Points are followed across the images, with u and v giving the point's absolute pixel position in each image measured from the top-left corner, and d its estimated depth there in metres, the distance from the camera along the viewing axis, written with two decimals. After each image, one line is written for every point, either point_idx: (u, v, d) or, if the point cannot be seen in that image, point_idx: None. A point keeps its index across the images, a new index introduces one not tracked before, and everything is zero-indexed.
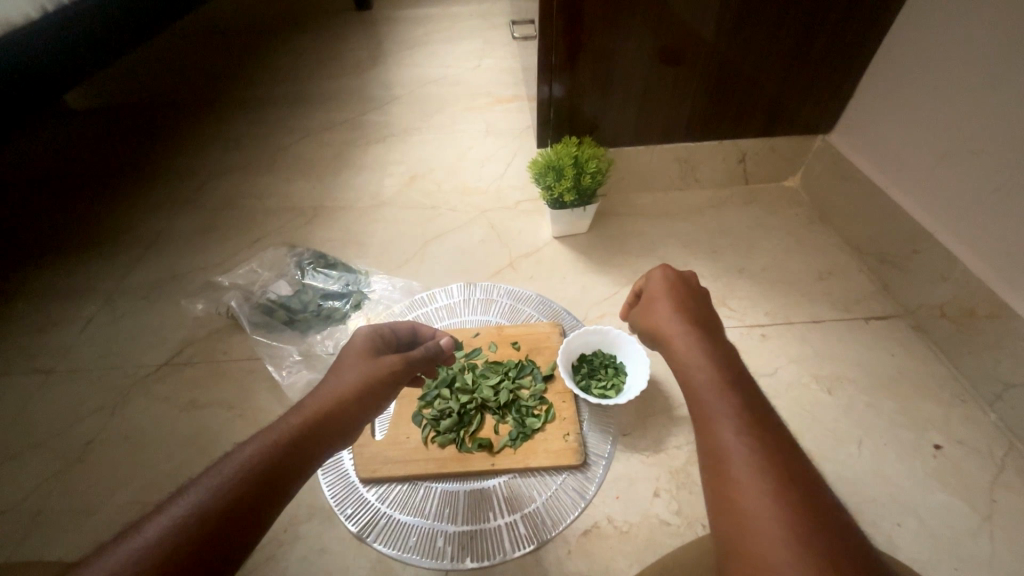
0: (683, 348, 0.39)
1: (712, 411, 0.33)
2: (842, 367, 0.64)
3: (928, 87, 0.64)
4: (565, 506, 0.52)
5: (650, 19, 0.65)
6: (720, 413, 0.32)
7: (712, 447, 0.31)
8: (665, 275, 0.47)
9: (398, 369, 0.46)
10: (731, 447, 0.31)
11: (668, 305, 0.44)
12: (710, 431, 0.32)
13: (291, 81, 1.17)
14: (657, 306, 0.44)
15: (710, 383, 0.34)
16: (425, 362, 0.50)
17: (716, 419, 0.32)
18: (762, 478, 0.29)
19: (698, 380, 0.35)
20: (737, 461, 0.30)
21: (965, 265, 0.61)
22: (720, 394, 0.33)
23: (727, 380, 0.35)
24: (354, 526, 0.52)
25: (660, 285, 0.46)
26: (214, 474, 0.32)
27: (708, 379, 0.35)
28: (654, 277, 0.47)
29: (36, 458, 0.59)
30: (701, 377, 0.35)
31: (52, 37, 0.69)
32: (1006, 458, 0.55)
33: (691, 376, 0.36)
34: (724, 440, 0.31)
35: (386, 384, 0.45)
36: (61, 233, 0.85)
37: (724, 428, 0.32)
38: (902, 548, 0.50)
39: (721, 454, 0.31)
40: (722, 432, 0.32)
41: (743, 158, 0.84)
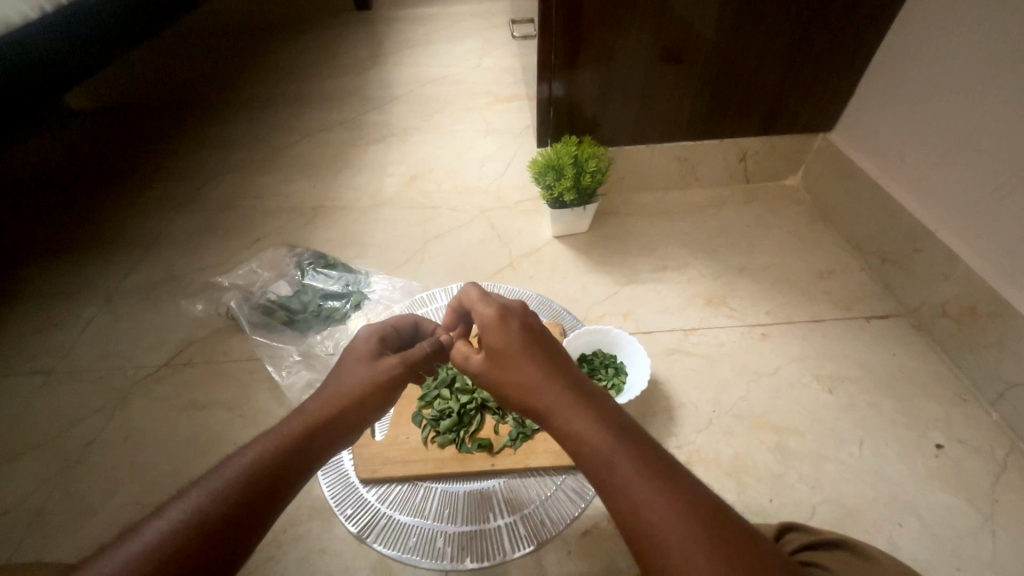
0: (561, 414, 0.33)
1: (623, 488, 0.29)
2: (842, 366, 0.63)
3: (929, 85, 0.63)
4: (565, 506, 0.52)
5: (650, 17, 0.64)
6: (632, 487, 0.29)
7: (640, 535, 0.28)
8: (501, 314, 0.39)
9: (400, 369, 0.44)
10: (660, 525, 0.28)
11: (511, 351, 0.37)
12: (631, 513, 0.29)
13: (291, 81, 1.17)
14: (502, 357, 0.37)
15: (607, 454, 0.30)
16: (433, 355, 0.48)
17: (630, 496, 0.29)
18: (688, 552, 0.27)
19: (594, 454, 0.31)
20: (669, 545, 0.27)
21: (967, 264, 0.61)
22: (614, 462, 0.30)
23: (620, 442, 0.31)
24: (354, 527, 0.52)
25: (495, 328, 0.39)
26: (214, 478, 0.32)
27: (603, 450, 0.30)
28: (488, 321, 0.39)
29: (36, 458, 0.59)
30: (594, 448, 0.31)
31: (52, 37, 0.69)
32: (1008, 458, 0.55)
33: (582, 450, 0.31)
34: (649, 520, 0.28)
35: (389, 385, 0.44)
36: (61, 233, 0.86)
37: (640, 503, 0.28)
38: (904, 549, 0.49)
39: (652, 540, 0.28)
40: (643, 511, 0.28)
41: (744, 156, 0.83)
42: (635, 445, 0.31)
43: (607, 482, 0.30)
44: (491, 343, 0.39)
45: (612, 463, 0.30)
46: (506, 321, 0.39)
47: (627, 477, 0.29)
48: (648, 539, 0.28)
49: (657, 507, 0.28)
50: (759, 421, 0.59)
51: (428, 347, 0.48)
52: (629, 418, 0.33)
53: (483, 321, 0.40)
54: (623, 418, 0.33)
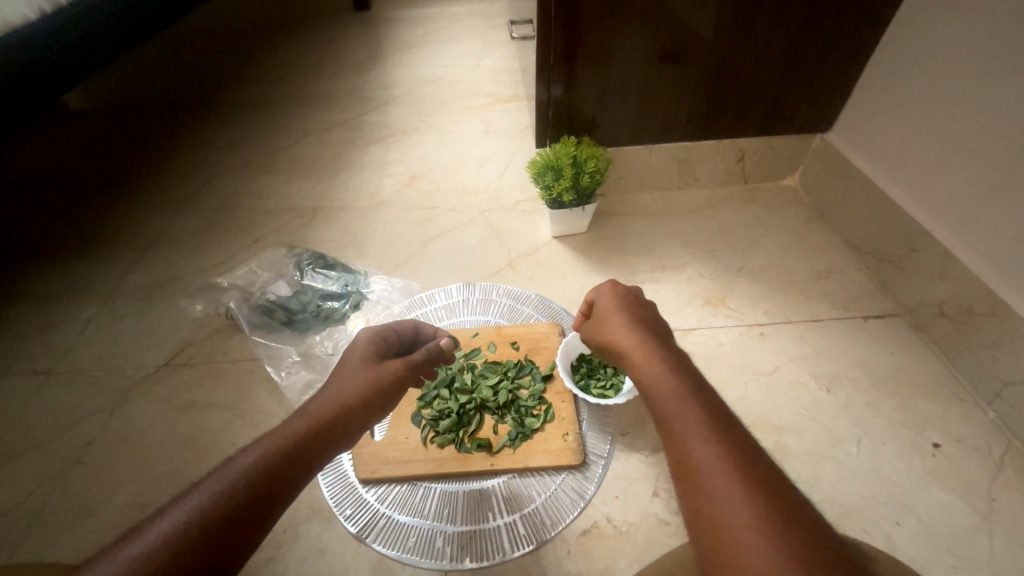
0: (643, 360, 0.37)
1: (681, 425, 0.32)
2: (840, 365, 0.64)
3: (928, 85, 0.64)
4: (564, 505, 0.52)
5: (648, 19, 0.65)
6: (689, 425, 0.32)
7: (685, 465, 0.31)
8: (613, 286, 0.47)
9: (402, 373, 0.46)
10: (705, 460, 0.30)
11: (618, 314, 0.43)
12: (682, 446, 0.31)
13: (290, 81, 1.17)
14: (608, 317, 0.43)
15: (675, 395, 0.34)
16: (430, 363, 0.49)
17: (684, 432, 0.32)
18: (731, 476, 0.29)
19: (665, 393, 0.34)
20: (711, 476, 0.29)
21: (964, 264, 0.61)
22: (680, 396, 0.34)
23: (692, 391, 0.34)
24: (353, 527, 0.52)
25: (611, 297, 0.45)
26: (216, 478, 0.32)
27: (673, 392, 0.34)
28: (602, 290, 0.47)
29: (35, 459, 0.59)
30: (665, 389, 0.34)
31: (51, 37, 0.69)
32: (1005, 456, 0.55)
33: (654, 390, 0.35)
34: (696, 455, 0.30)
35: (391, 391, 0.44)
36: (60, 234, 0.86)
37: (693, 439, 0.31)
38: (901, 548, 0.50)
39: (696, 469, 0.30)
40: (693, 445, 0.31)
41: (742, 157, 0.84)
42: (706, 398, 0.34)
43: (666, 417, 0.33)
44: (604, 307, 0.45)
45: (678, 403, 0.33)
46: (618, 292, 0.46)
47: (687, 416, 0.32)
48: (692, 469, 0.30)
49: (708, 445, 0.31)
50: (758, 420, 0.59)
51: (428, 354, 0.49)
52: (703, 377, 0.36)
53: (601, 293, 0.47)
54: (700, 377, 0.36)
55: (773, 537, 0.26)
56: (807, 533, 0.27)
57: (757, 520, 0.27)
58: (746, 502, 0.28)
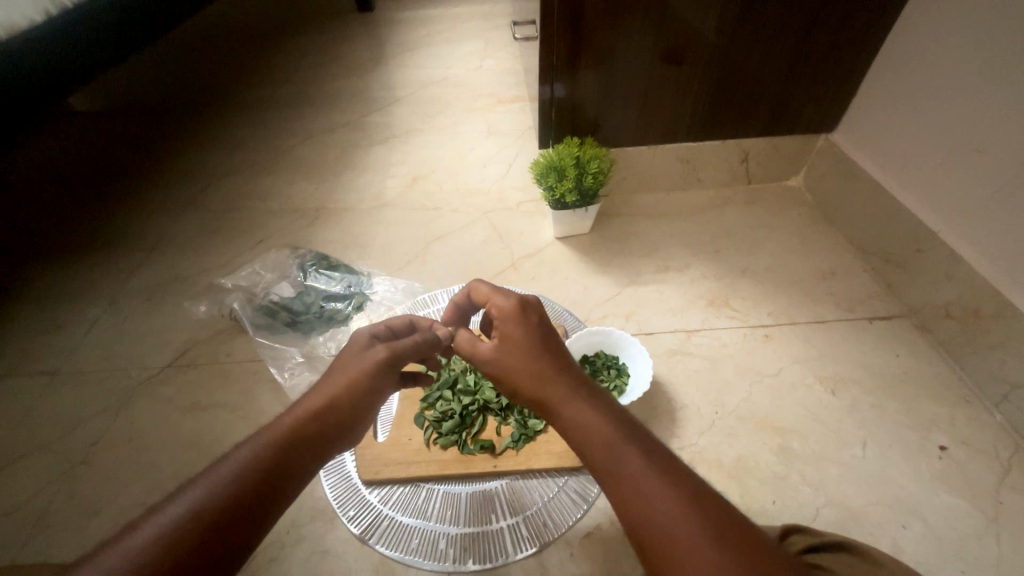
0: (571, 408, 0.33)
1: (631, 484, 0.29)
2: (845, 367, 0.63)
3: (934, 84, 0.63)
4: (567, 507, 0.52)
5: (651, 19, 0.64)
6: (635, 477, 0.29)
7: (645, 531, 0.28)
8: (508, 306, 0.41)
9: (388, 358, 0.43)
10: (660, 520, 0.28)
11: (523, 345, 0.38)
12: (635, 509, 0.28)
13: (293, 82, 1.18)
14: (512, 349, 0.38)
15: (611, 448, 0.31)
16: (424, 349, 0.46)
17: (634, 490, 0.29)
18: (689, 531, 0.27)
19: (601, 448, 0.31)
20: (674, 542, 0.27)
21: (971, 266, 0.60)
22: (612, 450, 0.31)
23: (627, 438, 0.31)
24: (356, 528, 0.52)
25: (513, 325, 0.39)
26: (211, 476, 0.32)
27: (608, 446, 0.31)
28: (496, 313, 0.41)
29: (40, 459, 0.59)
30: (602, 444, 0.31)
31: (56, 40, 0.69)
32: (1012, 459, 0.55)
33: (586, 445, 0.32)
34: (650, 515, 0.28)
35: (375, 378, 0.42)
36: (64, 235, 0.86)
37: (646, 498, 0.28)
38: (907, 550, 0.49)
39: (654, 530, 0.28)
40: (647, 506, 0.28)
41: (746, 157, 0.83)
42: (644, 444, 0.31)
43: (610, 474, 0.30)
44: (505, 336, 0.39)
45: (615, 457, 0.30)
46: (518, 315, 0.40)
47: (632, 474, 0.29)
48: (651, 530, 0.28)
49: (661, 501, 0.28)
50: (762, 422, 0.59)
51: (420, 339, 0.46)
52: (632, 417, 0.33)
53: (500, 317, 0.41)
54: (631, 420, 0.33)
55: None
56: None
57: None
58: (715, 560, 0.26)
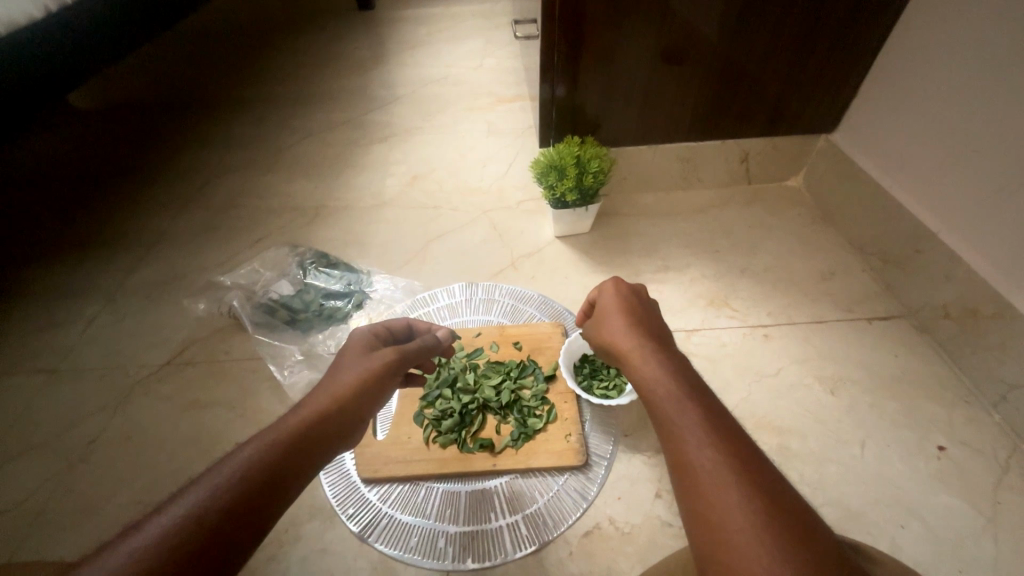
0: (640, 364, 0.37)
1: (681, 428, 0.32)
2: (844, 367, 0.63)
3: (935, 86, 0.63)
4: (566, 507, 0.52)
5: (652, 19, 0.64)
6: (687, 426, 0.32)
7: (684, 469, 0.30)
8: (615, 284, 0.46)
9: (393, 361, 0.44)
10: (702, 463, 0.30)
11: (619, 318, 0.42)
12: (680, 449, 0.31)
13: (294, 80, 1.17)
14: (610, 320, 0.43)
15: (673, 400, 0.33)
16: (422, 353, 0.48)
17: (683, 435, 0.31)
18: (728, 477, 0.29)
19: (662, 396, 0.34)
20: (710, 480, 0.29)
21: (969, 266, 0.61)
22: (675, 402, 0.33)
23: (689, 394, 0.34)
24: (355, 527, 0.52)
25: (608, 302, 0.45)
26: (215, 475, 0.32)
27: (669, 396, 0.34)
28: (603, 287, 0.47)
29: (38, 457, 0.59)
30: (662, 392, 0.34)
31: (56, 36, 0.69)
32: (1010, 459, 0.55)
33: (652, 395, 0.35)
34: (694, 459, 0.30)
35: (381, 381, 0.43)
36: (64, 232, 0.86)
37: (692, 442, 0.31)
38: (905, 550, 0.49)
39: (693, 471, 0.30)
40: (691, 447, 0.31)
41: (745, 157, 0.84)
42: (705, 400, 0.34)
43: (663, 417, 0.33)
44: (608, 309, 0.44)
45: (673, 408, 0.33)
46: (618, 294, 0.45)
47: (684, 419, 0.32)
48: (692, 470, 0.30)
49: (706, 448, 0.30)
50: (761, 422, 0.59)
51: (422, 344, 0.48)
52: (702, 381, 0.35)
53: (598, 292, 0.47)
54: (699, 381, 0.36)
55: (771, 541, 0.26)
56: (804, 532, 0.26)
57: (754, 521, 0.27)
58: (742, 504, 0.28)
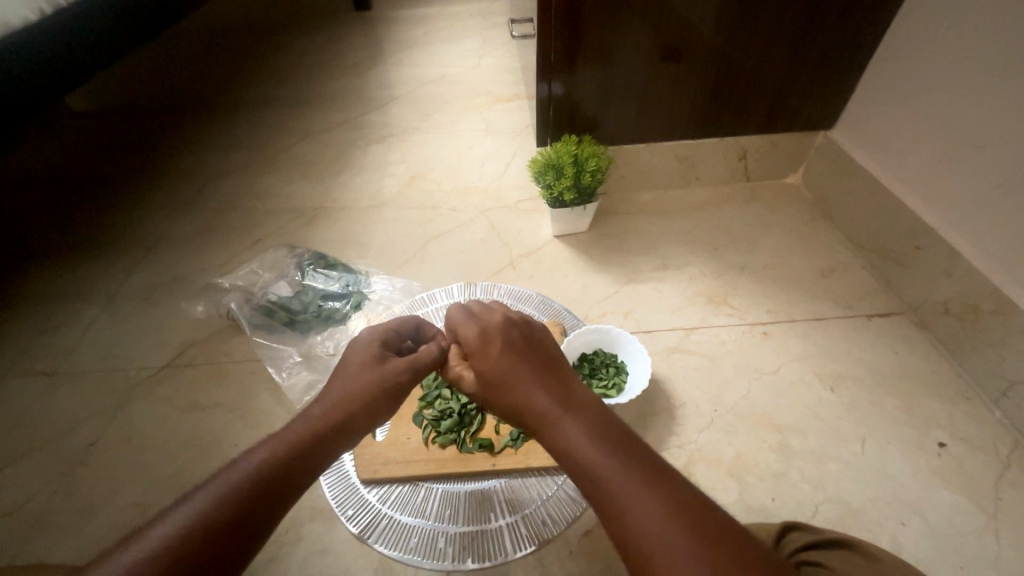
0: (552, 425, 0.32)
1: (610, 493, 0.28)
2: (844, 364, 0.63)
3: (932, 82, 0.63)
4: (566, 506, 0.52)
5: (649, 16, 0.64)
6: (616, 493, 0.28)
7: (626, 542, 0.27)
8: (488, 334, 0.40)
9: (404, 375, 0.44)
10: (641, 534, 0.27)
11: (504, 372, 0.37)
12: (618, 524, 0.28)
13: (292, 81, 1.17)
14: (497, 377, 0.37)
15: (595, 465, 0.30)
16: (438, 363, 0.47)
17: (616, 508, 0.28)
18: (671, 543, 0.26)
19: (584, 465, 0.30)
20: (658, 556, 0.26)
21: (969, 262, 0.60)
22: (596, 466, 0.29)
23: (606, 451, 0.30)
24: (354, 528, 0.52)
25: (484, 354, 0.39)
26: (222, 480, 0.32)
27: (589, 462, 0.30)
28: (477, 343, 0.40)
29: (37, 461, 0.59)
30: (582, 459, 0.30)
31: (52, 39, 0.69)
32: (1011, 455, 0.55)
33: (573, 465, 0.30)
34: (633, 531, 0.27)
35: (392, 394, 0.43)
36: (62, 235, 0.86)
37: (629, 509, 0.27)
38: (906, 547, 0.49)
39: (635, 543, 0.27)
40: (626, 519, 0.27)
41: (744, 155, 0.83)
42: (622, 452, 0.30)
43: (584, 475, 0.30)
44: (484, 368, 0.38)
45: (596, 475, 0.29)
46: (493, 344, 0.39)
47: (611, 484, 0.29)
48: (632, 545, 0.27)
49: (642, 515, 0.27)
50: (761, 420, 0.59)
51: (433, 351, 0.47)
52: (613, 426, 0.32)
53: (472, 346, 0.41)
54: (610, 425, 0.32)
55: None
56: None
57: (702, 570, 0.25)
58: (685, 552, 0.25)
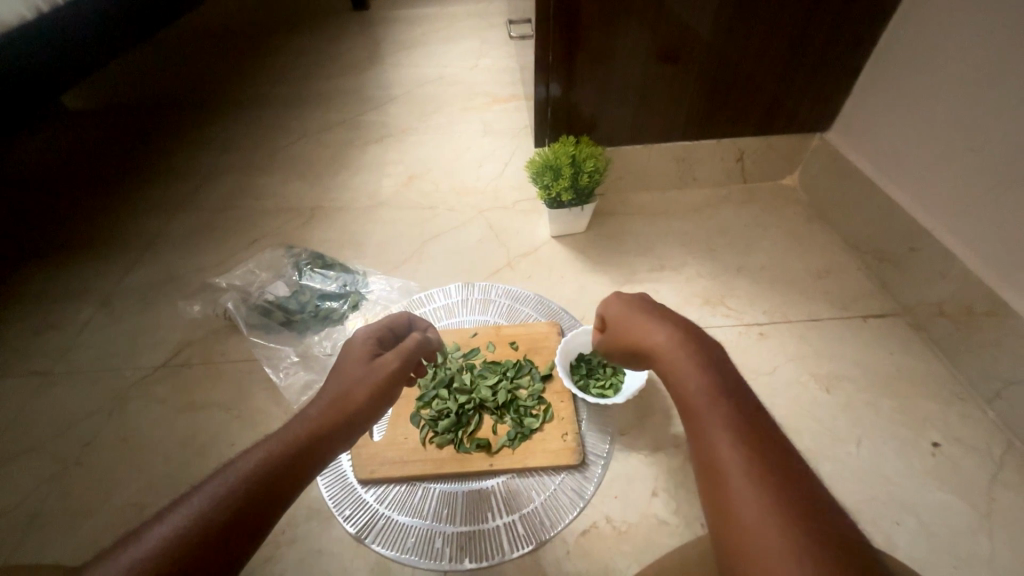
0: (670, 362, 0.36)
1: (707, 421, 0.32)
2: (839, 365, 0.64)
3: (927, 84, 0.63)
4: (563, 506, 0.52)
5: (647, 17, 0.64)
6: (713, 423, 0.31)
7: (710, 461, 0.30)
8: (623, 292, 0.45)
9: (398, 370, 0.44)
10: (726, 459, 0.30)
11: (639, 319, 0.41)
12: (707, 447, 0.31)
13: (290, 81, 1.17)
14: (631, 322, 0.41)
15: (704, 397, 0.33)
16: (420, 349, 0.48)
17: (708, 432, 0.31)
18: (752, 473, 0.29)
19: (690, 394, 0.33)
20: (738, 478, 0.29)
21: (964, 263, 0.61)
22: (705, 398, 0.33)
23: (719, 390, 0.33)
24: (352, 527, 0.52)
25: (622, 304, 0.43)
26: (219, 481, 0.32)
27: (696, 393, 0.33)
28: (612, 298, 0.45)
29: (32, 461, 0.59)
30: (691, 389, 0.33)
31: (48, 37, 0.69)
32: (1004, 455, 0.55)
33: (682, 395, 0.34)
34: (720, 455, 0.30)
35: (384, 388, 0.43)
36: (58, 234, 0.85)
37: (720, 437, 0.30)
38: (901, 546, 0.50)
39: (717, 465, 0.30)
40: (716, 444, 0.31)
41: (741, 156, 0.84)
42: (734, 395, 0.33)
43: (696, 418, 0.32)
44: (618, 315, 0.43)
45: (701, 405, 0.32)
46: (631, 298, 0.44)
47: (711, 415, 0.32)
48: (715, 465, 0.30)
49: (731, 445, 0.30)
50: None
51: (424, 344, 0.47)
52: (732, 374, 0.34)
53: (610, 298, 0.45)
54: (730, 373, 0.35)
55: (803, 545, 0.25)
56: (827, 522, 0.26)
57: (783, 524, 0.26)
58: (771, 509, 0.27)
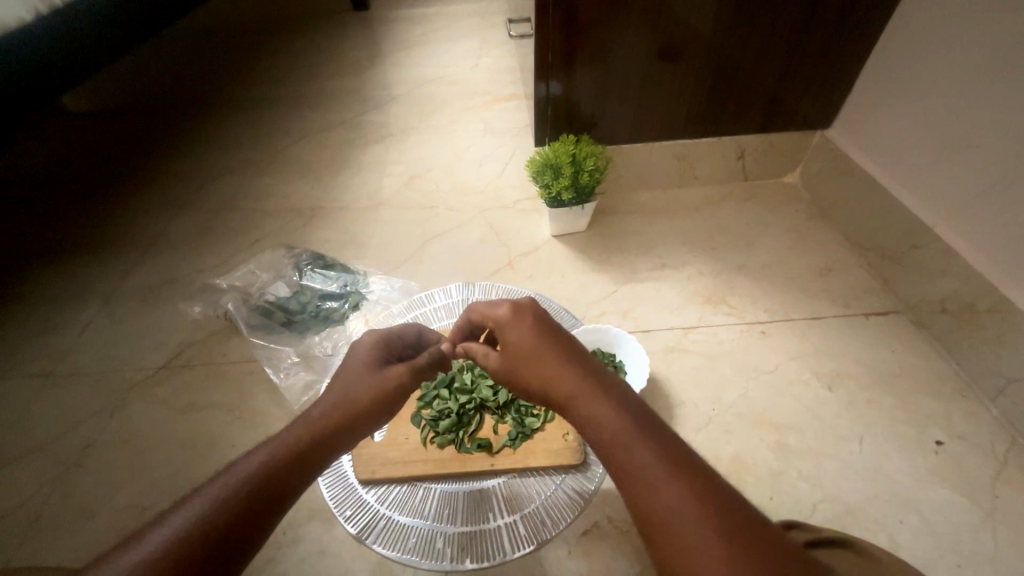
0: (580, 398, 0.33)
1: (631, 465, 0.29)
2: (842, 363, 0.63)
3: (929, 81, 0.63)
4: (565, 505, 0.52)
5: (647, 16, 0.64)
6: (637, 466, 0.29)
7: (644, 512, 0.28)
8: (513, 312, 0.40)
9: (407, 378, 0.44)
10: (662, 507, 0.27)
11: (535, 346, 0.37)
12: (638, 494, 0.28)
13: (290, 81, 1.17)
14: (526, 350, 0.37)
15: (622, 438, 0.30)
16: (431, 363, 0.48)
17: (637, 478, 0.28)
18: (691, 517, 0.26)
19: (609, 437, 0.30)
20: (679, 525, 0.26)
21: (966, 260, 0.61)
22: (624, 438, 0.30)
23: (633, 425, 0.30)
24: (353, 528, 0.51)
25: (513, 326, 0.39)
26: (221, 482, 0.32)
27: (614, 434, 0.30)
28: (502, 319, 0.40)
29: (34, 463, 0.59)
30: (608, 429, 0.31)
31: (47, 39, 0.69)
32: (1008, 453, 0.55)
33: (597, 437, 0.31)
34: (655, 503, 0.27)
35: (391, 397, 0.43)
36: (60, 236, 0.85)
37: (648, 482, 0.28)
38: (903, 545, 0.49)
39: (653, 513, 0.27)
40: (647, 490, 0.28)
41: (742, 154, 0.83)
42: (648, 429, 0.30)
43: (618, 463, 0.29)
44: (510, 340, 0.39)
45: (621, 447, 0.30)
46: (519, 318, 0.39)
47: (636, 456, 0.29)
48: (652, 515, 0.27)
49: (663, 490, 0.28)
50: (759, 419, 0.59)
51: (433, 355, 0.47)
52: (640, 404, 0.32)
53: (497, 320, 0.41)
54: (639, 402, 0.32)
55: None
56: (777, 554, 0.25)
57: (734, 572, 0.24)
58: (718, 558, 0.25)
